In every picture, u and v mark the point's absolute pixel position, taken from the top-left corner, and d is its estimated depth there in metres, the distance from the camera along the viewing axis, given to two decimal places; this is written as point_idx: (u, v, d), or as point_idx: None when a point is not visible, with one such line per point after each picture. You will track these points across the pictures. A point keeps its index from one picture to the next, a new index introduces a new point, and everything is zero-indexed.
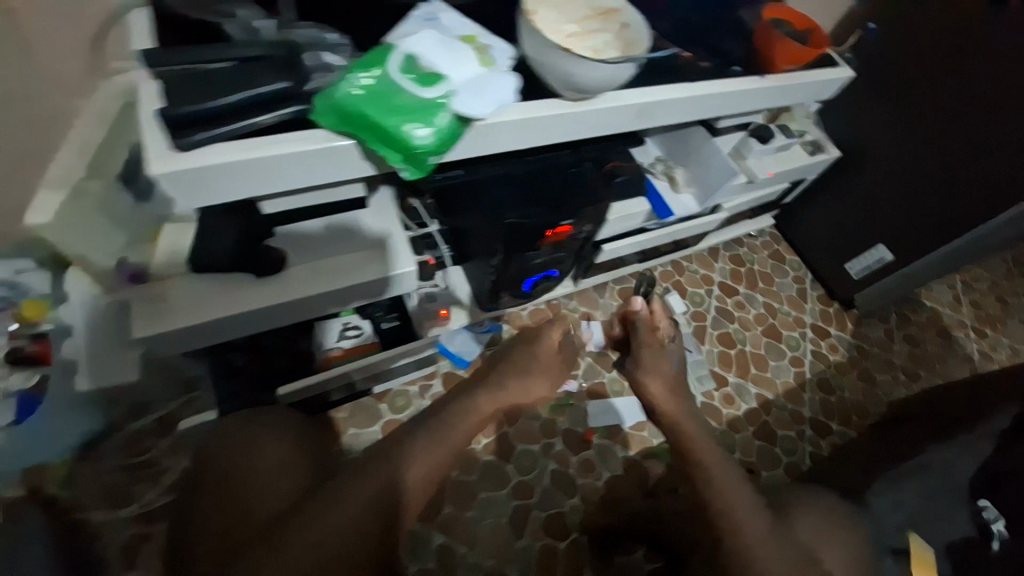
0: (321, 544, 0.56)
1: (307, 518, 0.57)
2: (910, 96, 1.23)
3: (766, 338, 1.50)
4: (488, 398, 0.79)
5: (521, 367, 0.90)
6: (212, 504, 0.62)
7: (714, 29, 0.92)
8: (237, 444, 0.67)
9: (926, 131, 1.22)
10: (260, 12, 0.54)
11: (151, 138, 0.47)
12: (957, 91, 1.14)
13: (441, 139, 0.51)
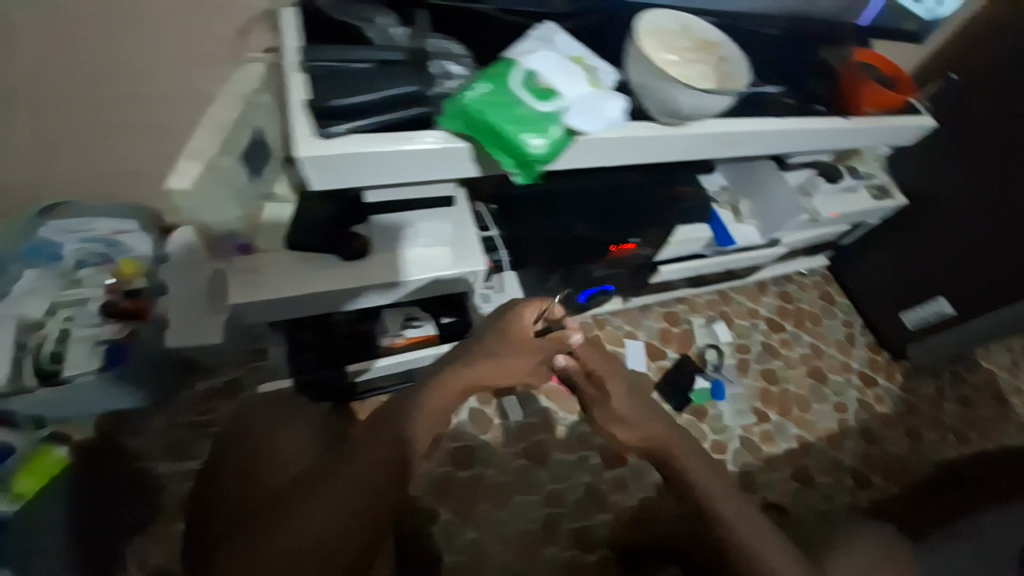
0: (291, 519, 0.56)
1: (284, 496, 0.59)
2: (992, 151, 1.20)
3: (811, 380, 1.46)
4: (458, 377, 0.69)
5: (486, 353, 0.71)
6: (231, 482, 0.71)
7: (801, 58, 0.90)
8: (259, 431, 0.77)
9: (1005, 188, 1.19)
10: (397, 20, 0.59)
11: (299, 126, 0.52)
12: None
13: (553, 150, 0.55)
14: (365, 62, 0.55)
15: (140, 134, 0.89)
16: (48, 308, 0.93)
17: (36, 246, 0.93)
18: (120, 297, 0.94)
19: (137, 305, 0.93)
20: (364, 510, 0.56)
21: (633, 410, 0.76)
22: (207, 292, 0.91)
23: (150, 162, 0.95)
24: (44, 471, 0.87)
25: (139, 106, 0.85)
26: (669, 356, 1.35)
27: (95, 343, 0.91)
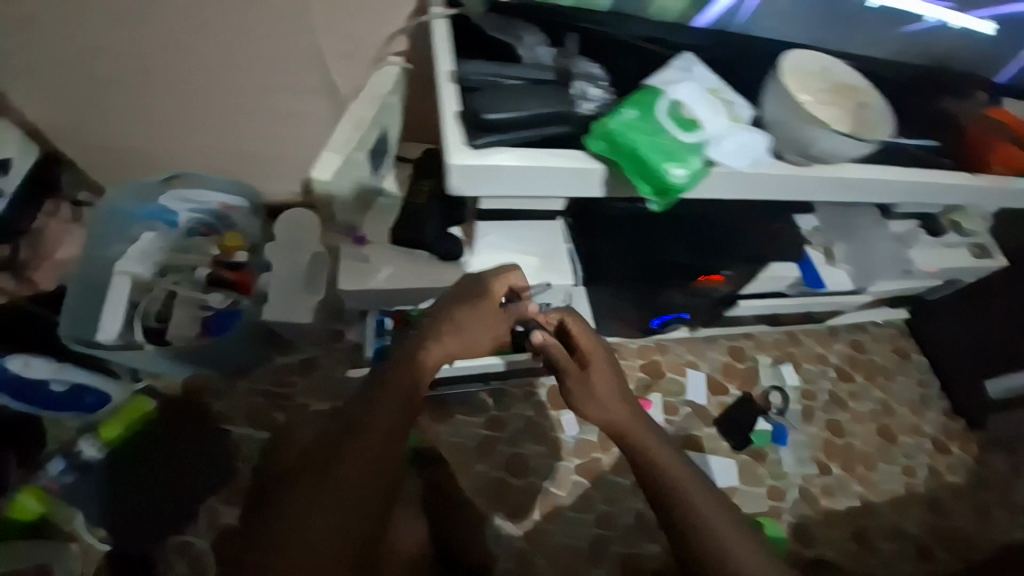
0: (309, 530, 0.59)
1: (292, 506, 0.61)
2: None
3: (879, 437, 1.39)
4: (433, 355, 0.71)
5: (459, 324, 0.73)
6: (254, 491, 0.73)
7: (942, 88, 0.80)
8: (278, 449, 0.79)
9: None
10: (544, 41, 0.61)
11: (451, 134, 0.55)
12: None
13: (692, 181, 0.55)
14: (516, 77, 0.57)
15: (264, 119, 0.95)
16: (157, 271, 0.98)
17: (158, 209, 0.99)
18: (224, 268, 0.98)
19: (239, 277, 0.97)
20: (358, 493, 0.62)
21: (611, 396, 0.76)
22: (306, 274, 0.96)
23: (266, 146, 1.01)
24: (134, 417, 0.92)
25: (271, 93, 0.90)
26: (731, 393, 1.31)
27: (199, 309, 0.95)
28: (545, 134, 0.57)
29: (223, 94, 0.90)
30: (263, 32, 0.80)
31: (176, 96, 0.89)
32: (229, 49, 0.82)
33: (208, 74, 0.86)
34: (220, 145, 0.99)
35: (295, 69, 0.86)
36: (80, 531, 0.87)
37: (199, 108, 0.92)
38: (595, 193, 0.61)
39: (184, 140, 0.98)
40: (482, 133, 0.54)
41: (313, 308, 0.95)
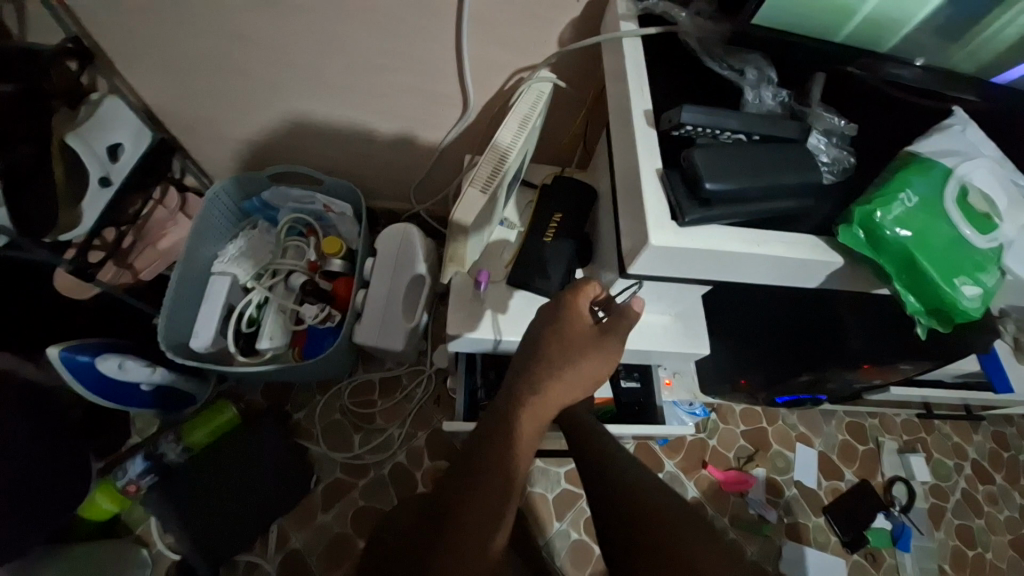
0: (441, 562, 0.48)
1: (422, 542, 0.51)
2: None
3: (1016, 554, 1.17)
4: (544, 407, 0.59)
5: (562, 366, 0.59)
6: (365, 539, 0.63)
7: None
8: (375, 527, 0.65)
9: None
10: (769, 80, 0.49)
11: (650, 202, 0.43)
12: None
13: (983, 299, 0.41)
14: (740, 128, 0.45)
15: (385, 121, 0.87)
16: (257, 271, 0.95)
17: (260, 203, 0.97)
18: (322, 276, 0.93)
19: (338, 286, 0.92)
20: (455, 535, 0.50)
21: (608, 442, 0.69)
22: (405, 295, 0.88)
23: (379, 151, 0.94)
24: (216, 424, 0.91)
25: (400, 98, 0.82)
26: (846, 477, 1.13)
27: (294, 319, 0.91)
28: (772, 209, 0.43)
29: (347, 95, 0.82)
30: (407, 32, 0.70)
31: (299, 91, 0.82)
32: (367, 48, 0.74)
33: (337, 71, 0.78)
34: (333, 144, 0.93)
35: (431, 73, 0.77)
36: (150, 536, 0.87)
37: (319, 107, 0.85)
38: (807, 285, 0.48)
39: (300, 136, 0.92)
40: (695, 204, 0.42)
41: (409, 332, 0.87)
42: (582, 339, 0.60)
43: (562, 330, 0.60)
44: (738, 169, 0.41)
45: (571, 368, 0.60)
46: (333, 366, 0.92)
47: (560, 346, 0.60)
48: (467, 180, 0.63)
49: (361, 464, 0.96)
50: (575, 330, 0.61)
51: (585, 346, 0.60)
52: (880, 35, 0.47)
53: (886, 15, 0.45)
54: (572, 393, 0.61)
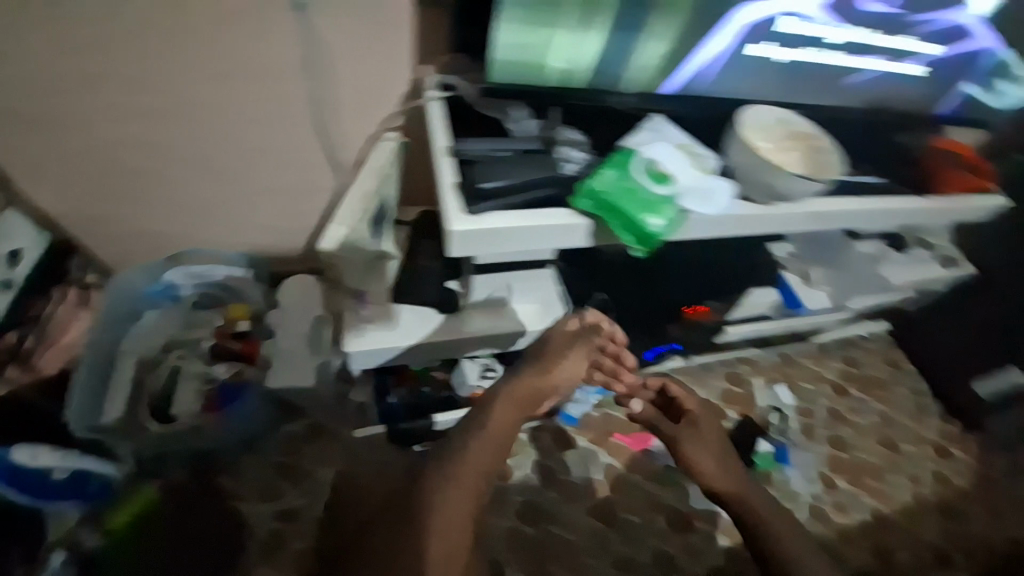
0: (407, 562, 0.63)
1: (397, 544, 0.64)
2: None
3: (882, 449, 1.40)
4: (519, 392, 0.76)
5: (546, 363, 0.78)
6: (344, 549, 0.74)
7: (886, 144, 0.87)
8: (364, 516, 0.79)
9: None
10: (528, 114, 0.68)
11: (447, 202, 0.59)
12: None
13: (668, 229, 0.61)
14: (506, 147, 0.64)
15: (267, 192, 1.00)
16: (162, 347, 1.02)
17: (164, 285, 1.04)
18: (229, 340, 1.01)
19: (247, 346, 1.00)
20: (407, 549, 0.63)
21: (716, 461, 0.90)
22: (311, 340, 1.00)
23: (267, 218, 1.06)
24: (138, 508, 0.91)
25: (276, 170, 0.96)
26: (730, 417, 1.34)
27: (206, 383, 0.98)
28: (537, 195, 0.62)
29: (229, 176, 0.96)
30: (274, 118, 0.87)
31: (189, 178, 0.95)
32: (239, 134, 0.89)
33: (218, 156, 0.92)
34: (224, 220, 1.04)
35: (302, 148, 0.93)
36: None
37: (205, 190, 0.97)
38: (582, 244, 0.66)
39: (194, 219, 1.03)
40: (475, 198, 0.60)
41: (318, 369, 0.99)
42: (561, 342, 0.81)
43: (549, 342, 0.80)
44: (498, 172, 0.60)
45: (549, 362, 0.78)
46: (253, 418, 1.00)
47: (544, 350, 0.80)
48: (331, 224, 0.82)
49: (292, 509, 1.00)
50: (559, 337, 0.81)
51: (570, 350, 0.80)
52: (573, 77, 0.67)
53: (565, 63, 0.65)
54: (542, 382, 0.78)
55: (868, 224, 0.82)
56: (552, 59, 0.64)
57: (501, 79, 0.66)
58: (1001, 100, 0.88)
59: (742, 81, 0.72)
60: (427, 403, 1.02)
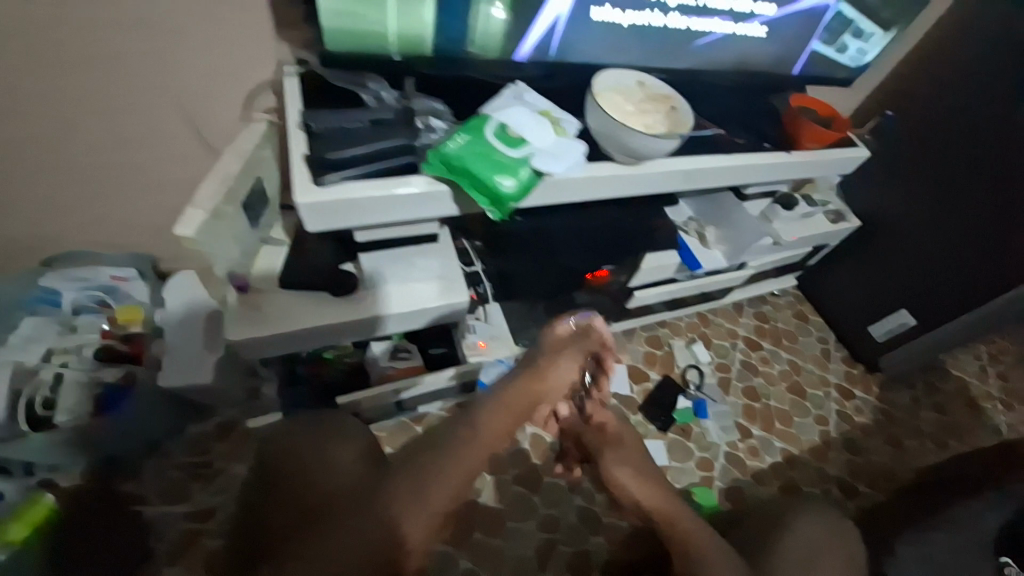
0: (371, 536, 0.54)
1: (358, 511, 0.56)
2: (943, 167, 1.27)
3: (791, 395, 1.51)
4: (520, 392, 0.75)
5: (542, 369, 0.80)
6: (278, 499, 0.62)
7: (745, 113, 0.95)
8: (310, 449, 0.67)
9: (959, 203, 1.26)
10: (387, 85, 0.67)
11: (296, 174, 0.59)
12: (983, 166, 1.19)
13: (522, 190, 0.62)
14: (359, 118, 0.63)
15: (149, 188, 0.97)
16: (42, 355, 0.98)
17: (42, 292, 1.01)
18: (120, 343, 1.02)
19: (137, 348, 1.02)
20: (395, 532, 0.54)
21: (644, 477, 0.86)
22: (206, 335, 0.98)
23: (154, 215, 1.02)
24: (35, 520, 0.91)
25: (154, 164, 0.93)
26: (652, 378, 1.41)
27: (92, 387, 0.97)
28: (393, 164, 0.62)
29: (101, 172, 0.91)
30: (138, 107, 0.83)
31: (55, 176, 0.89)
32: (100, 127, 0.84)
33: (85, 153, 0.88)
34: (106, 219, 1.00)
35: (176, 136, 0.90)
36: None
37: (77, 189, 0.92)
38: (450, 211, 0.67)
39: (70, 219, 0.97)
40: (324, 169, 0.59)
41: (216, 366, 0.95)
42: (556, 346, 0.84)
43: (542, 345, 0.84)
44: (346, 142, 0.60)
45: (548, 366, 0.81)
46: (152, 420, 1.01)
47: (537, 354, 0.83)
48: (188, 201, 0.70)
49: (205, 507, 1.01)
50: (551, 340, 0.85)
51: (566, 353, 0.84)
52: (419, 44, 0.65)
53: (407, 29, 0.62)
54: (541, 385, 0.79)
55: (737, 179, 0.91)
56: (391, 25, 0.61)
57: (341, 48, 0.62)
58: (848, 58, 0.95)
59: (597, 49, 0.75)
60: (339, 389, 1.02)
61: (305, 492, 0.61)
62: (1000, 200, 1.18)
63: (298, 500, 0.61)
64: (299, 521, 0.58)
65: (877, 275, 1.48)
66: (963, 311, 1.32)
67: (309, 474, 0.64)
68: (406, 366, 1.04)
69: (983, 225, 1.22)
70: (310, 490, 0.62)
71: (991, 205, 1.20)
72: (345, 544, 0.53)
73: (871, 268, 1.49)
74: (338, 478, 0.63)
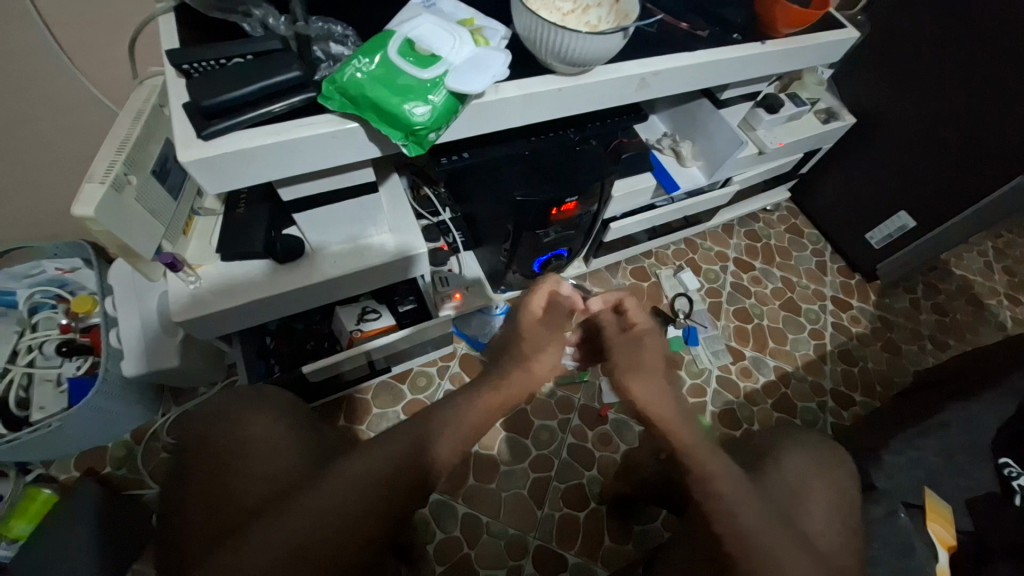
0: (325, 521, 0.46)
1: (305, 493, 0.47)
2: (940, 47, 1.13)
3: (784, 312, 1.47)
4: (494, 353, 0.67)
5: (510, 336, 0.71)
6: (201, 502, 0.50)
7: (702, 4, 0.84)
8: (226, 428, 0.55)
9: (958, 85, 1.13)
10: (273, 9, 0.59)
11: (179, 128, 0.52)
12: (984, 39, 1.05)
13: (438, 116, 0.54)
14: (241, 53, 0.55)
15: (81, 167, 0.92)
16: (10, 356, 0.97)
17: None
18: (81, 334, 0.99)
19: (93, 337, 0.98)
20: (386, 480, 0.49)
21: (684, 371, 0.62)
22: (160, 318, 0.93)
23: None
24: (35, 510, 0.94)
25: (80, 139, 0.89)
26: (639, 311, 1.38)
27: (60, 383, 0.96)
28: (289, 103, 0.55)
29: (20, 154, 0.87)
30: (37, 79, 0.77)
31: None
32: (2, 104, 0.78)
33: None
34: (48, 202, 0.97)
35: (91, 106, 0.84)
36: None
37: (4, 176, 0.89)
38: (369, 153, 0.61)
39: (9, 206, 0.94)
40: (208, 118, 0.52)
41: (180, 347, 0.93)
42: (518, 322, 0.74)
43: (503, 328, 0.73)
44: (228, 83, 0.52)
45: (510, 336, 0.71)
46: (128, 408, 0.99)
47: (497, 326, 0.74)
48: (85, 176, 0.66)
49: None
50: None
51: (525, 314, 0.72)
52: None
53: None
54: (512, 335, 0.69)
55: (705, 80, 0.80)
56: None
57: None
58: None
59: None
60: (312, 355, 1.01)
61: (236, 493, 0.50)
62: (1003, 76, 1.05)
63: (227, 503, 0.50)
64: (233, 525, 0.47)
65: (871, 177, 1.39)
66: (960, 207, 1.24)
67: (234, 470, 0.52)
68: (378, 326, 1.00)
69: (983, 109, 1.10)
70: (240, 491, 0.50)
71: (992, 84, 1.07)
72: (327, 517, 0.46)
73: (865, 170, 1.40)
74: (274, 465, 0.52)
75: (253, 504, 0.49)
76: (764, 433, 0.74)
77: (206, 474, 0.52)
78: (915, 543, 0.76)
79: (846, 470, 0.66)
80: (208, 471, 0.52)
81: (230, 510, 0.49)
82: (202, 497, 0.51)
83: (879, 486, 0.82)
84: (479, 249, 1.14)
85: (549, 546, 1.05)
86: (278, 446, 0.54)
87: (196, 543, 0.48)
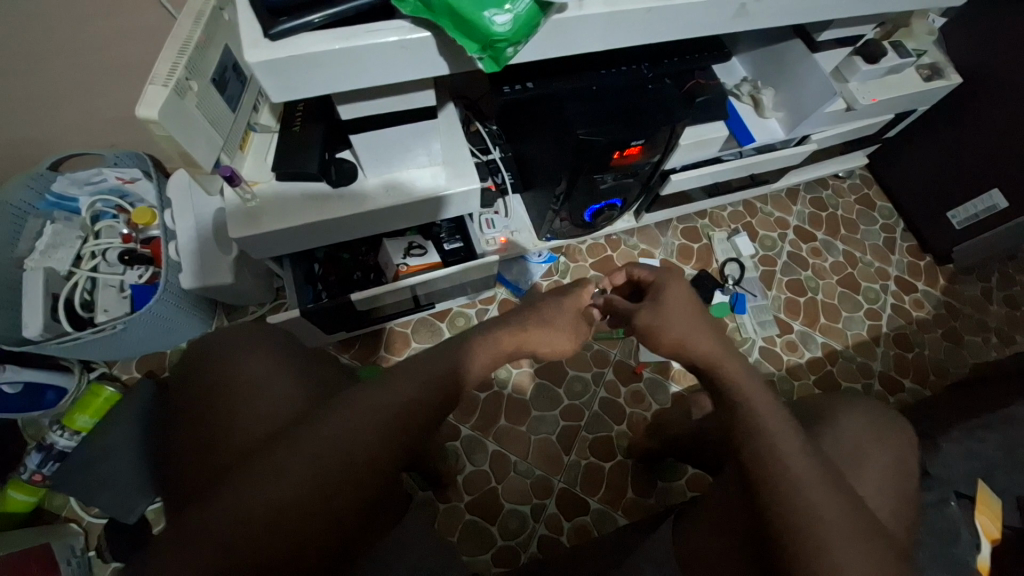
0: (340, 448, 0.46)
1: (316, 424, 0.47)
2: None
3: (841, 288, 1.38)
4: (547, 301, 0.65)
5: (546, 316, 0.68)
6: (199, 439, 0.49)
7: None
8: (213, 368, 0.52)
9: None
10: None
11: (246, 26, 0.50)
12: None
13: (518, 27, 0.49)
14: None
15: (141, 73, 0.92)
16: (74, 261, 1.01)
17: (55, 198, 1.02)
18: (141, 245, 1.04)
19: (154, 248, 1.02)
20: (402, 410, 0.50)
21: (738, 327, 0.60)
22: (215, 235, 0.95)
23: None
24: (97, 406, 1.01)
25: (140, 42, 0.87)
26: (687, 272, 1.33)
27: (123, 289, 1.01)
28: (356, 5, 0.50)
29: (83, 55, 0.86)
30: None
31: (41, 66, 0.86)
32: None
33: (63, 35, 0.82)
34: (111, 109, 0.98)
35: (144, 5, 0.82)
36: (76, 513, 1.01)
37: (69, 78, 0.89)
38: (436, 68, 0.56)
39: (72, 110, 0.96)
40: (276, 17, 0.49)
41: (233, 265, 0.95)
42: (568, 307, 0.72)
43: None
44: None
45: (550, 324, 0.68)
46: (183, 319, 1.03)
47: None
48: (148, 78, 0.64)
49: None
50: None
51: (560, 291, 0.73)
52: None
53: None
54: (545, 332, 0.67)
55: (810, 11, 0.70)
56: None
57: None
58: None
59: None
60: (358, 285, 1.02)
61: (233, 432, 0.48)
62: None
63: (225, 442, 0.48)
64: (235, 458, 0.46)
65: (965, 148, 1.24)
66: None
67: (227, 408, 0.49)
68: (423, 263, 0.99)
69: None
70: (237, 429, 0.48)
71: None
72: (342, 443, 0.46)
73: (960, 139, 1.24)
74: (273, 401, 0.50)
75: (253, 440, 0.47)
76: (813, 404, 0.71)
77: (199, 411, 0.50)
78: (959, 533, 0.73)
79: (905, 452, 0.63)
80: (202, 407, 0.50)
81: (230, 449, 0.47)
82: (201, 434, 0.49)
83: (930, 474, 0.78)
84: (527, 192, 1.09)
85: (573, 490, 1.07)
86: (270, 381, 0.52)
87: (201, 481, 0.46)
